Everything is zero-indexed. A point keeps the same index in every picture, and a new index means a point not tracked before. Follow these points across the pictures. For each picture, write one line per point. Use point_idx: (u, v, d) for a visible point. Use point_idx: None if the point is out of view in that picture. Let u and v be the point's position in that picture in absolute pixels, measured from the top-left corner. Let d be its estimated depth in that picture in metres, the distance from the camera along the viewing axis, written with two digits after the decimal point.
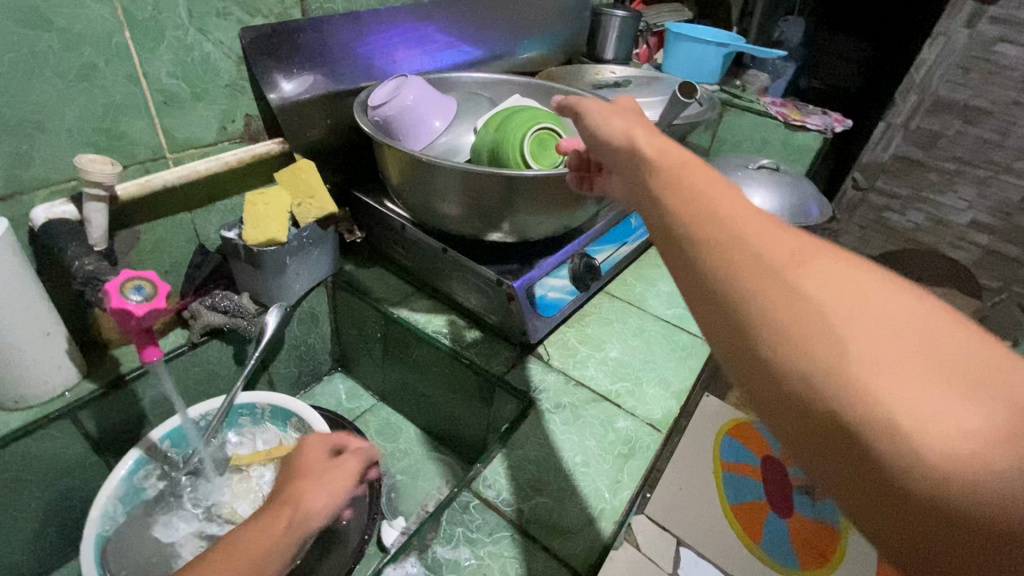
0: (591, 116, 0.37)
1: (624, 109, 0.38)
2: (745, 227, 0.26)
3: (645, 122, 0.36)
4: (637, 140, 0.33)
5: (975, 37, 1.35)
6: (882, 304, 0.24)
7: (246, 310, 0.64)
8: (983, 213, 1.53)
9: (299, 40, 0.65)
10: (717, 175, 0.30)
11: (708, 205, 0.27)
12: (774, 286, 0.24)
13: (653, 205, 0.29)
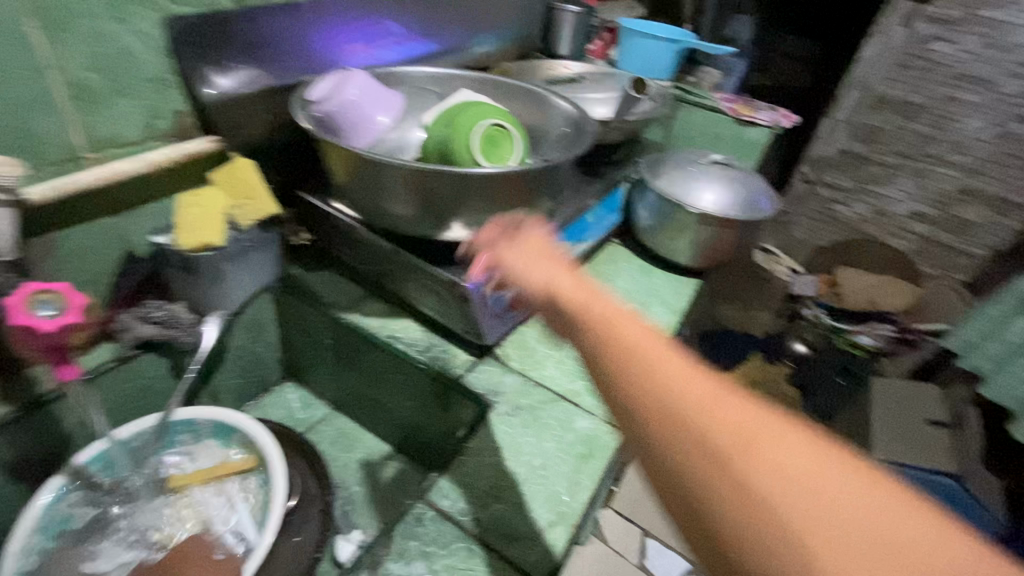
0: (528, 277, 0.40)
1: (548, 257, 0.41)
2: (685, 399, 0.26)
3: (571, 270, 0.39)
4: (576, 303, 0.35)
5: (912, 36, 1.60)
6: (841, 493, 0.23)
7: (181, 320, 0.61)
8: (921, 203, 1.77)
9: (231, 31, 0.61)
10: (660, 339, 0.30)
11: (644, 371, 0.28)
12: (727, 487, 0.24)
13: (603, 383, 0.30)
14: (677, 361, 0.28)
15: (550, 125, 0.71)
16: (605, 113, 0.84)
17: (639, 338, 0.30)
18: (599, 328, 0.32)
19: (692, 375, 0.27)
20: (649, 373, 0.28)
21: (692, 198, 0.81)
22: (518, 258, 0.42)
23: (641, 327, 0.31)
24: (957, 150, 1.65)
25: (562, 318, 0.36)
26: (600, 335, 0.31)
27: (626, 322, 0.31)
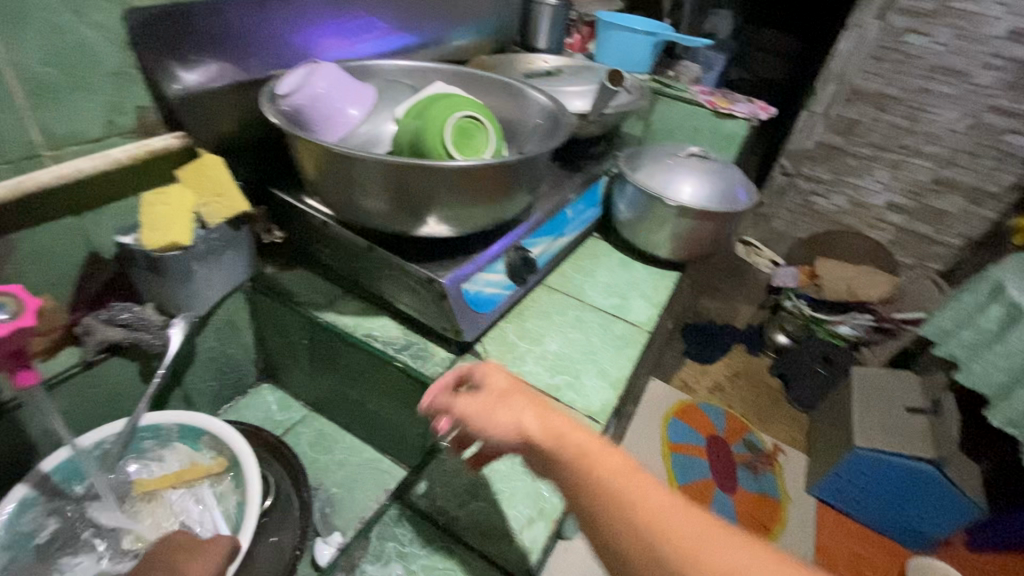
0: (491, 425, 0.40)
1: (514, 395, 0.42)
2: (687, 559, 0.30)
3: (543, 407, 0.41)
4: (555, 448, 0.37)
5: (886, 29, 1.62)
6: None
7: (150, 322, 0.59)
8: (896, 194, 1.83)
9: (194, 23, 0.58)
10: (640, 477, 0.34)
11: (645, 531, 0.32)
12: None
13: (600, 533, 0.34)
14: (672, 514, 0.32)
15: (527, 118, 0.70)
16: (583, 106, 0.83)
17: (636, 494, 0.33)
18: (593, 486, 0.35)
19: (688, 528, 0.32)
20: (650, 529, 0.32)
21: (670, 189, 0.81)
22: (480, 406, 0.42)
23: (632, 476, 0.35)
24: (930, 142, 1.70)
25: (550, 469, 0.38)
26: (597, 492, 0.34)
27: (619, 474, 0.35)
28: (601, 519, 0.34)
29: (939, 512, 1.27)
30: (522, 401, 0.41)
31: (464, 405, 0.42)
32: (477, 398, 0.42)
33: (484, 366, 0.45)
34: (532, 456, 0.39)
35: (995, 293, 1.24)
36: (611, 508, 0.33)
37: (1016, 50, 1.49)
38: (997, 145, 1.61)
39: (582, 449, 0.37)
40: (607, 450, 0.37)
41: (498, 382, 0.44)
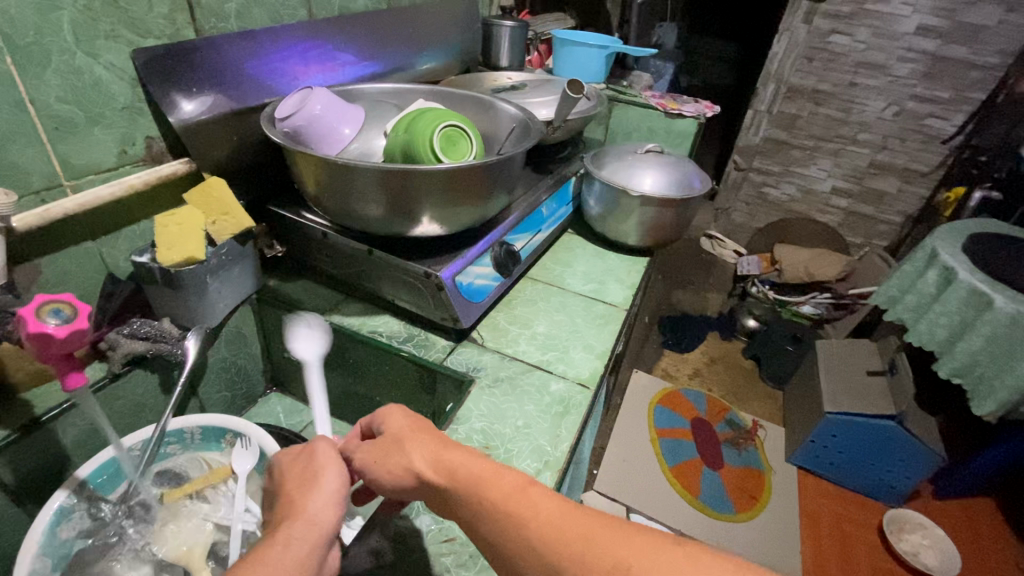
0: (382, 473, 0.42)
1: (404, 438, 0.42)
2: (574, 568, 0.31)
3: (435, 445, 0.41)
4: (448, 486, 0.38)
5: (813, 31, 1.82)
6: None
7: (169, 334, 0.64)
8: (840, 179, 2.01)
9: (194, 59, 0.65)
10: (533, 494, 0.35)
11: (534, 545, 0.33)
12: None
13: (508, 562, 0.34)
14: (560, 524, 0.33)
15: (499, 127, 0.79)
16: (548, 115, 0.92)
17: (526, 511, 0.34)
18: (483, 511, 0.36)
19: (575, 535, 0.32)
20: (542, 544, 0.33)
21: (633, 181, 0.89)
22: (376, 455, 0.43)
23: (521, 496, 0.35)
24: (863, 130, 1.88)
25: (449, 503, 0.38)
26: (490, 518, 0.35)
27: (510, 495, 0.35)
28: (498, 543, 0.35)
29: (906, 465, 1.37)
30: (415, 442, 0.42)
31: (361, 455, 0.43)
32: (372, 449, 0.43)
33: (388, 409, 0.45)
34: (429, 496, 0.40)
35: (931, 258, 1.37)
36: (504, 529, 0.34)
37: (927, 43, 1.68)
38: (921, 129, 1.79)
39: (467, 477, 0.37)
40: (492, 470, 0.37)
41: (396, 424, 0.44)
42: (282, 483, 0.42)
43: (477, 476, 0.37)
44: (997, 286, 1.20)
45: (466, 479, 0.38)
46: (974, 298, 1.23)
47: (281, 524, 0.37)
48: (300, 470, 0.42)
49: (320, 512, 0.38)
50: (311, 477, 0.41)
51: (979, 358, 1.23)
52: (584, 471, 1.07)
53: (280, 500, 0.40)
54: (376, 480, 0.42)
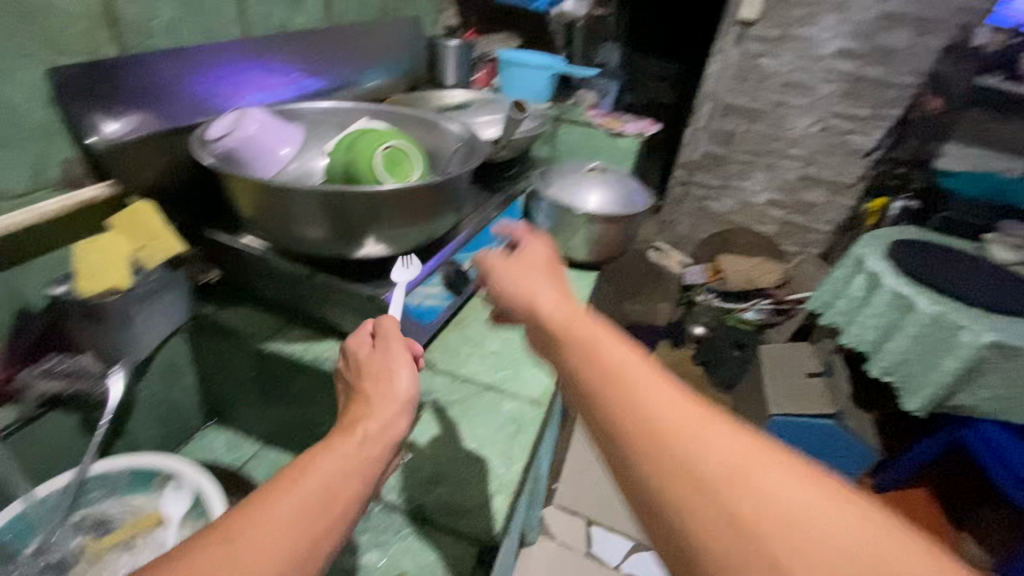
0: (513, 287, 0.48)
1: (546, 280, 0.49)
2: (685, 446, 0.30)
3: (563, 299, 0.45)
4: (560, 329, 0.41)
5: (744, 53, 1.94)
6: (817, 517, 0.27)
7: (90, 371, 0.60)
8: (774, 192, 2.13)
9: (117, 78, 0.61)
10: (653, 367, 0.35)
11: (641, 411, 0.32)
12: (715, 518, 0.28)
13: (595, 408, 0.34)
14: (673, 406, 0.33)
15: (445, 146, 0.78)
16: (495, 134, 0.92)
17: (641, 381, 0.34)
18: (596, 359, 0.36)
19: (687, 422, 0.32)
20: (652, 412, 0.32)
21: (579, 200, 0.92)
22: (516, 274, 0.50)
23: (639, 362, 0.36)
24: (793, 145, 2.01)
25: (555, 341, 0.41)
26: (603, 366, 0.36)
27: (627, 360, 0.36)
28: (596, 394, 0.35)
29: (845, 461, 1.44)
30: (542, 283, 0.48)
31: (503, 269, 0.51)
32: (519, 267, 0.51)
33: (537, 250, 0.54)
34: (537, 328, 0.43)
35: (858, 265, 1.47)
36: (611, 388, 0.34)
37: (846, 66, 1.82)
38: (844, 144, 1.94)
39: (586, 336, 0.39)
40: (614, 337, 0.38)
41: (538, 266, 0.52)
42: (361, 381, 0.48)
43: (596, 337, 0.38)
44: (916, 289, 1.30)
45: (586, 332, 0.39)
46: (898, 301, 1.33)
47: (361, 415, 0.44)
48: (379, 364, 0.49)
49: (392, 421, 0.44)
50: (389, 381, 0.47)
51: (906, 356, 1.32)
52: (541, 488, 1.06)
53: (357, 395, 0.47)
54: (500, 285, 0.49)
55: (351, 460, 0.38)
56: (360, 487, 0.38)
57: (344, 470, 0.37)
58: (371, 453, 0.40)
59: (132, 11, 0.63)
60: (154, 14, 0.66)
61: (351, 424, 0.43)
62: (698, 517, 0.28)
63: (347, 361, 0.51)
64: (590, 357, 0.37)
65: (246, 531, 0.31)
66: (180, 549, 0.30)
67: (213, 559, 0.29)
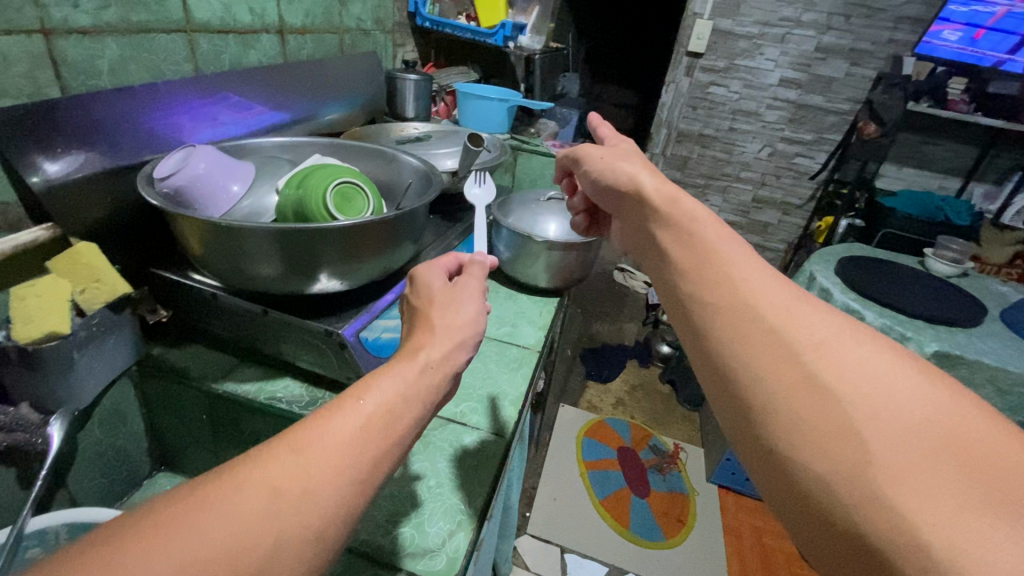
0: (610, 172, 0.58)
1: (643, 166, 0.56)
2: (770, 315, 0.36)
3: (662, 181, 0.52)
4: (656, 206, 0.48)
5: (695, 83, 2.03)
6: (894, 386, 0.32)
7: (28, 421, 0.57)
8: (730, 213, 2.24)
9: (59, 119, 0.60)
10: (750, 253, 0.41)
11: (731, 285, 0.38)
12: (791, 373, 0.33)
13: (682, 276, 0.42)
14: (763, 284, 0.38)
15: (401, 179, 0.79)
16: (453, 165, 0.94)
17: (735, 259, 0.40)
18: (690, 239, 0.43)
19: (776, 298, 0.37)
20: (741, 284, 0.38)
21: (538, 228, 0.93)
22: (607, 159, 0.59)
23: (733, 243, 0.42)
24: (745, 169, 2.12)
25: (651, 219, 0.48)
26: (692, 246, 0.42)
27: (722, 241, 0.42)
28: (686, 268, 0.42)
29: None
30: (644, 166, 0.55)
31: (598, 153, 0.61)
32: (612, 154, 0.60)
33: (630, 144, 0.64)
34: (635, 206, 0.51)
35: (810, 281, 1.55)
36: (701, 266, 0.41)
37: (788, 94, 1.93)
38: (792, 167, 2.05)
39: (682, 218, 0.45)
40: (717, 228, 0.43)
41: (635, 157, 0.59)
42: (424, 301, 0.49)
43: (699, 226, 0.44)
44: (864, 304, 1.36)
45: (689, 221, 0.45)
46: (848, 315, 1.38)
47: (423, 341, 0.43)
48: (446, 297, 0.49)
49: (453, 351, 0.43)
50: (453, 307, 0.48)
51: None
52: (514, 515, 1.06)
53: (420, 322, 0.46)
54: (596, 170, 0.60)
55: (411, 385, 0.38)
56: (413, 410, 0.37)
57: (402, 393, 0.37)
58: (429, 380, 0.40)
59: (73, 51, 0.62)
60: (98, 54, 0.65)
61: (414, 349, 0.42)
62: (773, 378, 0.34)
63: (417, 290, 0.50)
64: (685, 238, 0.44)
65: (310, 448, 0.32)
66: (248, 460, 0.31)
67: (284, 467, 0.31)
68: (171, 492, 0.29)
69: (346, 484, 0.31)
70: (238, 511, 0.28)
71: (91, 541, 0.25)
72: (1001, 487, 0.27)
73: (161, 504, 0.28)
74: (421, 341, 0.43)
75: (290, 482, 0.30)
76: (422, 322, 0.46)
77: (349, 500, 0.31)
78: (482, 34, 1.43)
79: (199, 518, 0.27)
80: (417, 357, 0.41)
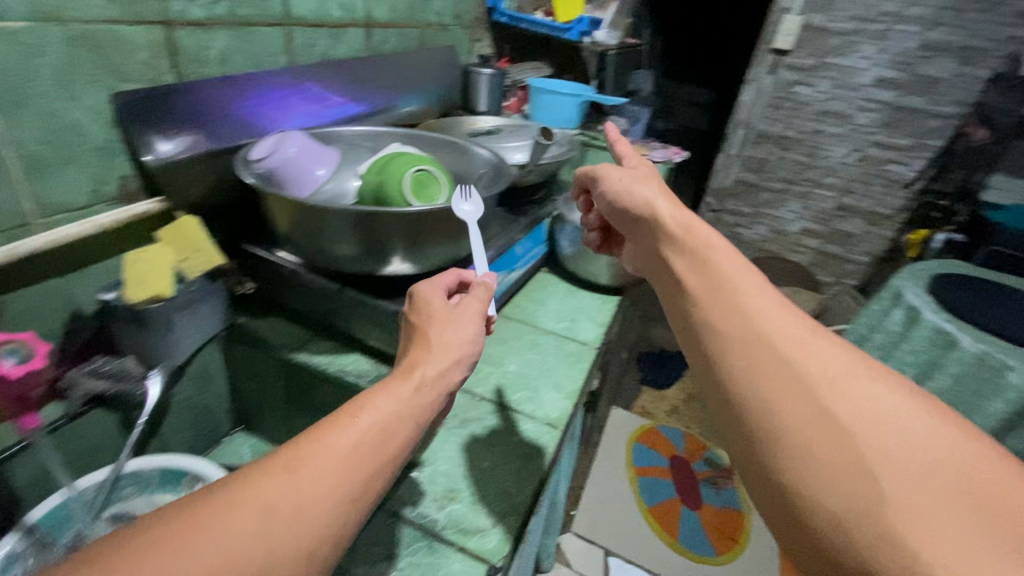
0: (626, 193, 0.58)
1: (662, 191, 0.56)
2: (784, 347, 0.36)
3: (681, 207, 0.53)
4: (677, 233, 0.49)
5: (778, 81, 1.93)
6: (904, 424, 0.32)
7: (132, 373, 0.63)
8: (809, 222, 2.11)
9: (172, 103, 0.66)
10: (766, 285, 0.41)
11: (745, 315, 0.39)
12: (802, 405, 0.33)
13: (698, 304, 0.42)
14: (778, 315, 0.39)
15: (472, 170, 0.81)
16: (522, 159, 0.94)
17: (750, 290, 0.41)
18: (706, 266, 0.44)
19: (790, 330, 0.37)
20: (755, 314, 0.39)
21: None
22: (624, 180, 0.59)
23: (748, 274, 0.42)
24: (829, 174, 1.98)
25: (669, 246, 0.49)
26: (709, 274, 0.43)
27: (737, 271, 0.42)
28: (701, 295, 0.42)
29: None
30: (661, 191, 0.56)
31: (614, 173, 0.61)
32: (633, 174, 0.60)
33: (648, 166, 0.63)
34: (653, 229, 0.52)
35: (896, 299, 1.43)
36: (717, 295, 0.41)
37: (885, 95, 1.78)
38: (883, 174, 1.89)
39: (700, 245, 0.46)
40: (735, 258, 0.44)
41: (651, 181, 0.59)
42: (428, 315, 0.51)
43: (715, 255, 0.44)
44: (959, 326, 1.24)
45: (707, 250, 0.46)
46: (940, 338, 1.27)
47: (420, 359, 0.45)
48: (446, 315, 0.50)
49: (450, 369, 0.45)
50: (453, 323, 0.49)
51: (948, 396, 1.26)
52: (560, 510, 1.06)
53: (418, 339, 0.48)
54: (612, 191, 0.59)
55: (408, 403, 0.41)
56: (407, 430, 0.39)
57: (396, 412, 0.39)
58: (421, 404, 0.41)
59: (189, 41, 0.69)
60: (209, 45, 0.72)
61: (410, 365, 0.44)
62: (784, 411, 0.34)
63: (416, 306, 0.52)
64: (702, 266, 0.45)
65: (303, 468, 0.33)
66: (243, 476, 0.33)
67: (276, 486, 0.32)
68: (160, 512, 0.30)
69: (337, 504, 0.33)
70: (231, 533, 0.29)
71: (83, 561, 0.27)
72: (1012, 533, 0.27)
73: (147, 526, 0.29)
74: (418, 359, 0.45)
75: (283, 500, 0.32)
76: (422, 334, 0.48)
77: (342, 520, 0.33)
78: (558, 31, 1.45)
79: (191, 543, 0.28)
80: (413, 375, 0.43)
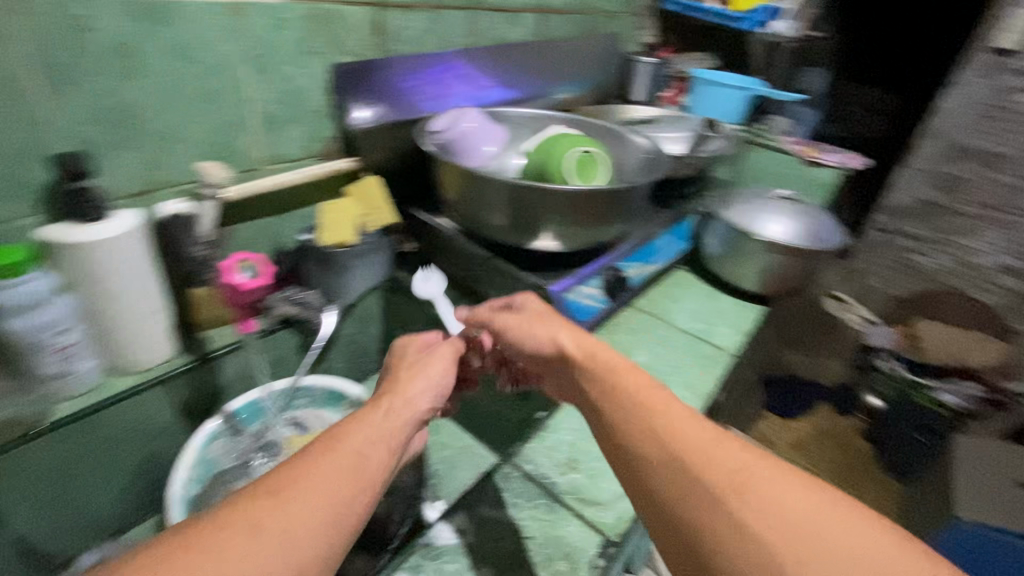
0: (517, 331, 0.56)
1: (555, 318, 0.56)
2: (698, 464, 0.37)
3: (575, 330, 0.53)
4: (575, 356, 0.50)
5: (995, 87, 1.43)
6: (806, 517, 0.34)
7: (315, 303, 0.74)
8: (1010, 257, 1.53)
9: (372, 76, 0.76)
10: (667, 394, 0.44)
11: (668, 439, 0.39)
12: (726, 524, 0.34)
13: (624, 438, 0.42)
14: (683, 432, 0.40)
15: (626, 158, 0.81)
16: (678, 150, 0.91)
17: (666, 416, 0.41)
18: (613, 395, 0.45)
19: (697, 448, 0.38)
20: (669, 437, 0.39)
21: (758, 225, 0.89)
22: (517, 322, 0.57)
23: (648, 393, 0.44)
24: None
25: (572, 374, 0.50)
26: (625, 402, 0.44)
27: (641, 390, 0.44)
28: (621, 428, 0.42)
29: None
30: (559, 321, 0.55)
31: (508, 318, 0.58)
32: (524, 314, 0.57)
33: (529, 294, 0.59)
34: (560, 355, 0.52)
35: None
36: (637, 420, 0.42)
37: None
38: None
39: (604, 365, 0.48)
40: (639, 381, 0.45)
41: (539, 308, 0.58)
42: (404, 361, 0.55)
43: (620, 380, 0.46)
44: None
45: (613, 372, 0.47)
46: None
47: (391, 391, 0.49)
48: (418, 359, 0.54)
49: (419, 396, 0.49)
50: (424, 364, 0.53)
51: None
52: None
53: (391, 379, 0.52)
54: (516, 340, 0.56)
55: (381, 428, 0.43)
56: (389, 445, 0.42)
57: (373, 437, 0.42)
58: (400, 431, 0.44)
59: (395, 22, 0.77)
60: (408, 26, 0.80)
61: (381, 398, 0.48)
62: (717, 536, 0.34)
63: (394, 356, 0.57)
64: (612, 393, 0.45)
65: (288, 493, 0.35)
66: (235, 500, 0.34)
67: (262, 508, 0.33)
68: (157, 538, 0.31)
69: (326, 517, 0.35)
70: (225, 553, 0.31)
71: None
72: None
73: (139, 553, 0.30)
74: (395, 391, 0.49)
75: (271, 517, 0.33)
76: (397, 376, 0.52)
77: (335, 523, 0.35)
78: (730, 19, 1.39)
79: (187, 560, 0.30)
80: (386, 404, 0.46)
